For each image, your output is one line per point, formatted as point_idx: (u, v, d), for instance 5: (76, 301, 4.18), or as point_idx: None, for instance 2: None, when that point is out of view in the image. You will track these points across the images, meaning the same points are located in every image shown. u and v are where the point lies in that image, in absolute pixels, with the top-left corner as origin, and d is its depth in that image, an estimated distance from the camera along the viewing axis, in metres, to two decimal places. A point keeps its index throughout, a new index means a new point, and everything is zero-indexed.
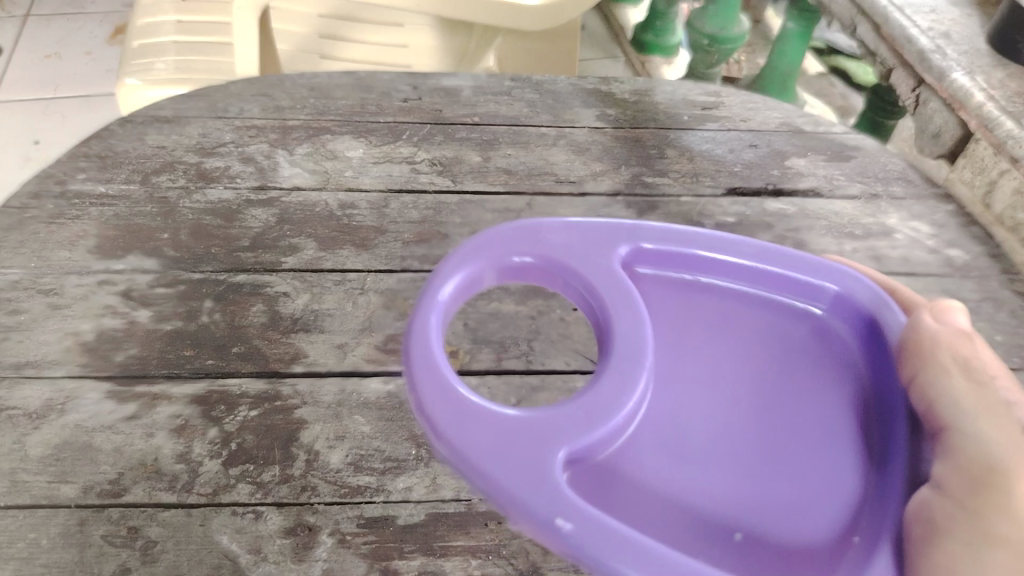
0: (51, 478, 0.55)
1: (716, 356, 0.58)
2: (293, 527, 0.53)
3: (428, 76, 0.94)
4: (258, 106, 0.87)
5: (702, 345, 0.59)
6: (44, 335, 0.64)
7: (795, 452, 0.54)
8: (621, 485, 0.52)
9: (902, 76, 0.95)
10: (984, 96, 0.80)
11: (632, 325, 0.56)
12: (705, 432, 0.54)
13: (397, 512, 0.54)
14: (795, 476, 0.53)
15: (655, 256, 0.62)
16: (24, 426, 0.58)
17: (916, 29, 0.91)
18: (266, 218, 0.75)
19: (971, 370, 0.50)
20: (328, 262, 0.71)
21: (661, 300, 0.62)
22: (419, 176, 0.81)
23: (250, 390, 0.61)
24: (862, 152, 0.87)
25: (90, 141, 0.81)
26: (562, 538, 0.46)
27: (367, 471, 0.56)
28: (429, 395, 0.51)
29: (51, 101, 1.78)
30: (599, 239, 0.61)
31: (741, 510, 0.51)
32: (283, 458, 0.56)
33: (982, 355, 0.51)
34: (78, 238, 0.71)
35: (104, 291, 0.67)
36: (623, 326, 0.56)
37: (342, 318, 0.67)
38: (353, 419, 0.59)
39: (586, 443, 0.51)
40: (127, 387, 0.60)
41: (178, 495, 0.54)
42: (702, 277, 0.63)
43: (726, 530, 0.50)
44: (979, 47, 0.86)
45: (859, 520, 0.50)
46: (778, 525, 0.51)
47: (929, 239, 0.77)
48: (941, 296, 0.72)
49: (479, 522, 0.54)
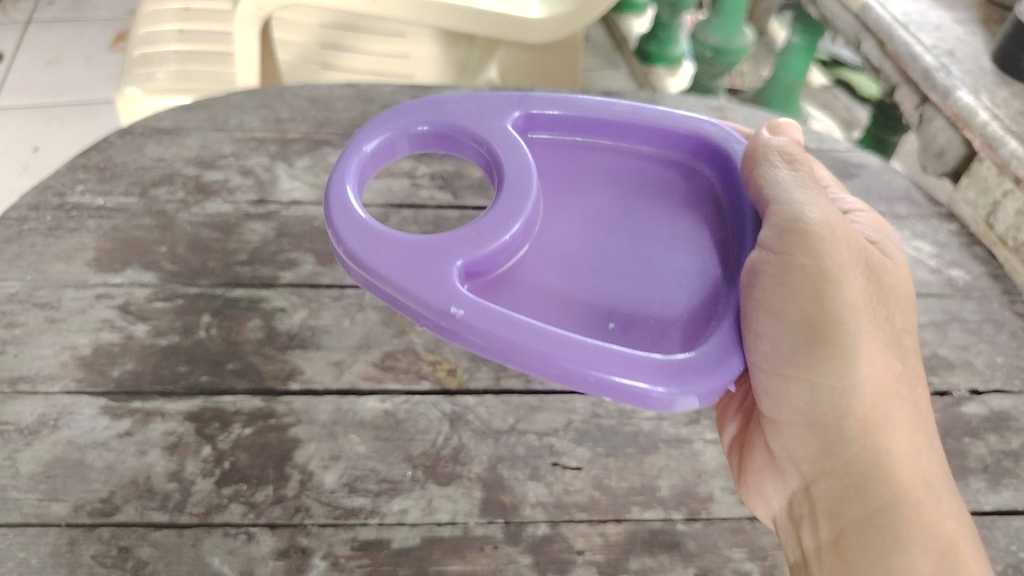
0: (42, 495, 0.54)
1: (597, 191, 0.66)
2: (285, 549, 0.52)
3: (430, 89, 0.93)
4: (258, 117, 0.86)
5: (574, 189, 0.66)
6: (39, 349, 0.63)
7: (653, 258, 0.61)
8: (510, 288, 0.59)
9: (907, 93, 0.95)
10: (988, 115, 0.79)
11: (520, 168, 0.62)
12: (578, 246, 0.61)
13: (391, 535, 0.53)
14: (649, 274, 0.60)
15: (543, 121, 0.68)
16: (17, 442, 0.57)
17: (920, 47, 0.90)
18: (264, 232, 0.74)
19: (794, 163, 0.61)
20: (326, 277, 0.71)
21: (550, 158, 0.68)
22: (420, 191, 0.80)
23: (245, 407, 0.60)
24: (866, 169, 0.87)
25: (89, 152, 0.80)
26: (454, 321, 0.53)
27: (362, 493, 0.55)
28: (346, 230, 0.56)
29: (52, 108, 1.78)
30: (494, 105, 0.67)
31: (600, 306, 0.58)
32: (277, 478, 0.56)
33: (808, 158, 0.63)
34: (74, 251, 0.71)
35: (100, 304, 0.67)
36: (512, 163, 0.62)
37: (339, 334, 0.66)
38: (348, 439, 0.58)
39: (481, 256, 0.57)
40: (121, 403, 0.60)
41: (170, 515, 0.54)
42: (593, 139, 0.69)
43: (593, 319, 0.57)
44: (984, 65, 0.85)
45: (714, 305, 0.59)
46: (646, 310, 0.58)
47: (933, 259, 0.77)
48: (944, 318, 0.71)
49: (474, 546, 0.53)
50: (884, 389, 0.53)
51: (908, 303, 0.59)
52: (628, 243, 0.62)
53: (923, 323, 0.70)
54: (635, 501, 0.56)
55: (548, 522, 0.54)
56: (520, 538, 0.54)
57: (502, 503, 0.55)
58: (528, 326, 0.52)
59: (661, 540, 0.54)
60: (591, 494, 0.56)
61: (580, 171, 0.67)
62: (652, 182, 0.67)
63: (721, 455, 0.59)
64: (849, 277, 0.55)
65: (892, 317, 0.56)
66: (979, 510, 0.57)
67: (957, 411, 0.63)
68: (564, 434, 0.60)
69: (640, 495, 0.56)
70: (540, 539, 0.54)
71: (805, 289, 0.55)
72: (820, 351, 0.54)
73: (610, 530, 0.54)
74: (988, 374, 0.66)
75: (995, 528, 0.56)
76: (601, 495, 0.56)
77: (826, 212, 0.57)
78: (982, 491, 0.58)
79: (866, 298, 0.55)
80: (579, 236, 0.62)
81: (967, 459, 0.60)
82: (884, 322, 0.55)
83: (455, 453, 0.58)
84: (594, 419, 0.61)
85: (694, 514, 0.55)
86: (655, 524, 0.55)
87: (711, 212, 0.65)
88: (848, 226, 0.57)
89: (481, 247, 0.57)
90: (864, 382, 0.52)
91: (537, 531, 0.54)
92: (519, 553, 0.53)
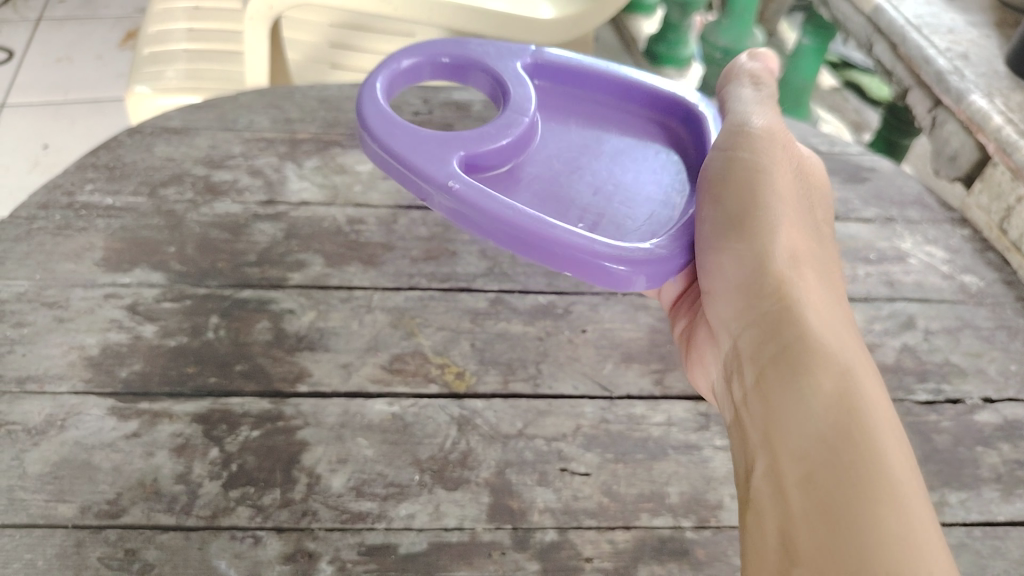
0: (49, 496, 0.54)
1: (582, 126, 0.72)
2: (292, 553, 0.52)
3: (440, 90, 0.93)
4: (267, 117, 0.86)
5: (562, 122, 0.72)
6: (47, 349, 0.63)
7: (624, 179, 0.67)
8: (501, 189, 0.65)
9: (919, 97, 0.94)
10: (1002, 118, 0.78)
11: (520, 94, 0.69)
12: (561, 163, 0.67)
13: (398, 540, 0.53)
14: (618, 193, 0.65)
15: (547, 70, 0.74)
16: (24, 443, 0.57)
17: (933, 50, 0.89)
18: (273, 233, 0.74)
19: (758, 84, 0.68)
20: (334, 279, 0.70)
21: (548, 101, 0.74)
22: None
23: (253, 410, 0.60)
24: (877, 174, 0.86)
25: (99, 151, 0.80)
26: (451, 193, 0.60)
27: (369, 497, 0.55)
28: (372, 119, 0.64)
29: (63, 105, 1.78)
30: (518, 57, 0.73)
31: (571, 207, 0.64)
32: (284, 481, 0.55)
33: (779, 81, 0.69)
34: (83, 250, 0.71)
35: (109, 304, 0.67)
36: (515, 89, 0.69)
37: (348, 337, 0.66)
38: (356, 442, 0.58)
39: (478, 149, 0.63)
40: (129, 404, 0.60)
41: (177, 517, 0.53)
42: (587, 90, 0.74)
43: (562, 216, 0.63)
44: (998, 69, 0.85)
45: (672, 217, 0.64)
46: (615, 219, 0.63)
47: (945, 265, 0.76)
48: (956, 324, 0.70)
49: (482, 552, 0.53)
50: (800, 244, 0.56)
51: (830, 214, 0.63)
52: (605, 168, 0.67)
53: (935, 330, 0.70)
54: (644, 507, 0.55)
55: (556, 528, 0.54)
56: (528, 545, 0.53)
57: (511, 508, 0.55)
58: (508, 208, 0.58)
59: (670, 548, 0.53)
60: (600, 500, 0.56)
61: (571, 112, 0.73)
62: (633, 130, 0.72)
63: (731, 461, 0.58)
64: (777, 164, 0.60)
65: (812, 208, 0.61)
66: (993, 521, 0.56)
67: (969, 419, 0.63)
68: (573, 439, 0.59)
69: (649, 502, 0.56)
70: (547, 545, 0.53)
71: (735, 177, 0.59)
72: (731, 224, 0.58)
73: (619, 537, 0.54)
74: (1001, 382, 0.66)
75: (1008, 538, 0.55)
76: (610, 501, 0.56)
77: (771, 119, 0.63)
78: (995, 501, 0.57)
79: (789, 184, 0.60)
80: (557, 155, 0.68)
81: (980, 467, 0.59)
82: (800, 204, 0.60)
83: (463, 457, 0.58)
84: (603, 424, 0.60)
85: (703, 521, 0.55)
86: (664, 531, 0.54)
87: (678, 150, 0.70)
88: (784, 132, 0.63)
89: (476, 146, 0.63)
90: (784, 234, 0.56)
91: (545, 537, 0.54)
92: (527, 560, 0.52)
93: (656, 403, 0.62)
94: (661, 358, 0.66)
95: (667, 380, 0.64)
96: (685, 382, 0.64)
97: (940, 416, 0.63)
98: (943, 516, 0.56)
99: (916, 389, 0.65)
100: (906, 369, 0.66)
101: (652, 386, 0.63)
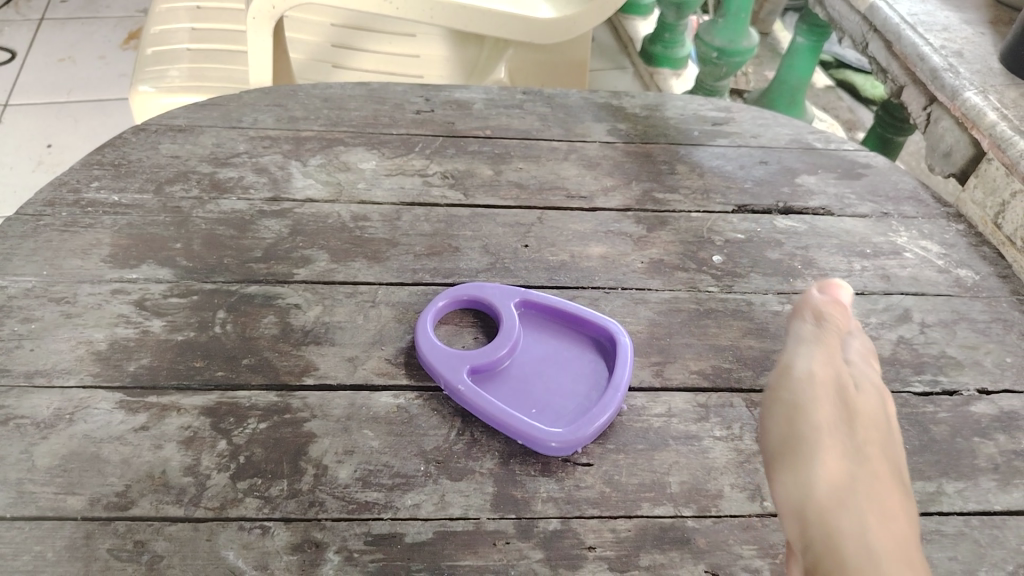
0: (59, 489, 0.55)
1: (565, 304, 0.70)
2: (300, 543, 0.53)
3: (441, 89, 0.94)
4: (271, 116, 0.87)
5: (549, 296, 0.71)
6: (55, 344, 0.64)
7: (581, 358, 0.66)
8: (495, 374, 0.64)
9: (915, 94, 0.95)
10: (997, 115, 0.79)
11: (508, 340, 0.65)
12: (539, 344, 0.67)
13: (405, 529, 0.54)
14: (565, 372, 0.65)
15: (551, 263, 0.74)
16: (34, 436, 0.58)
17: (929, 47, 0.91)
18: (278, 229, 0.75)
19: (823, 321, 0.64)
20: (339, 274, 0.71)
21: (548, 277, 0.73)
22: (431, 189, 0.81)
23: (260, 402, 0.61)
24: (873, 171, 0.87)
25: (105, 150, 0.82)
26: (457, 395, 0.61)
27: (375, 487, 0.56)
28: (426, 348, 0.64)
29: (66, 105, 1.79)
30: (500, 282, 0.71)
31: (531, 400, 0.63)
32: (291, 472, 0.56)
33: (851, 323, 0.65)
34: (90, 247, 0.72)
35: (116, 300, 0.68)
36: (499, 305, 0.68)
37: (352, 330, 0.67)
38: (362, 434, 0.59)
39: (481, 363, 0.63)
40: (137, 398, 0.61)
41: (186, 509, 0.54)
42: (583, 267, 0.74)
43: (524, 409, 0.62)
44: (992, 66, 0.86)
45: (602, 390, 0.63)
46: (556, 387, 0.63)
47: (941, 259, 0.77)
48: (952, 318, 0.71)
49: (487, 541, 0.54)
50: (855, 485, 0.52)
51: (894, 447, 0.56)
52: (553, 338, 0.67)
53: (932, 323, 0.71)
54: (645, 497, 0.56)
55: (559, 518, 0.55)
56: (532, 534, 0.54)
57: (514, 498, 0.56)
58: (500, 411, 0.59)
59: (671, 536, 0.54)
60: (602, 490, 0.57)
61: (529, 317, 0.69)
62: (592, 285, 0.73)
63: (731, 452, 0.59)
64: (819, 370, 0.59)
65: (863, 440, 0.55)
66: (989, 509, 0.57)
67: (966, 410, 0.64)
68: None
69: (650, 492, 0.57)
70: (551, 534, 0.54)
71: (795, 410, 0.56)
72: (773, 461, 0.54)
73: (621, 526, 0.55)
74: (997, 374, 0.67)
75: (1005, 527, 0.56)
76: (612, 491, 0.57)
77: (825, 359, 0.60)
78: (992, 490, 0.58)
79: (833, 418, 0.56)
80: (525, 368, 0.65)
81: (977, 457, 0.60)
82: (862, 445, 0.54)
83: (467, 449, 0.59)
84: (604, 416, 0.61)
85: (704, 510, 0.56)
86: (665, 520, 0.55)
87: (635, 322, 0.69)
88: (830, 340, 0.62)
89: (472, 363, 0.63)
90: (842, 483, 0.52)
91: (548, 526, 0.54)
92: (531, 549, 0.53)
93: (657, 395, 0.63)
94: (660, 351, 0.67)
95: (666, 372, 0.65)
96: (684, 374, 0.65)
97: (936, 408, 0.63)
98: (940, 505, 0.57)
99: (912, 380, 0.66)
100: (903, 361, 0.67)
101: (652, 378, 0.64)
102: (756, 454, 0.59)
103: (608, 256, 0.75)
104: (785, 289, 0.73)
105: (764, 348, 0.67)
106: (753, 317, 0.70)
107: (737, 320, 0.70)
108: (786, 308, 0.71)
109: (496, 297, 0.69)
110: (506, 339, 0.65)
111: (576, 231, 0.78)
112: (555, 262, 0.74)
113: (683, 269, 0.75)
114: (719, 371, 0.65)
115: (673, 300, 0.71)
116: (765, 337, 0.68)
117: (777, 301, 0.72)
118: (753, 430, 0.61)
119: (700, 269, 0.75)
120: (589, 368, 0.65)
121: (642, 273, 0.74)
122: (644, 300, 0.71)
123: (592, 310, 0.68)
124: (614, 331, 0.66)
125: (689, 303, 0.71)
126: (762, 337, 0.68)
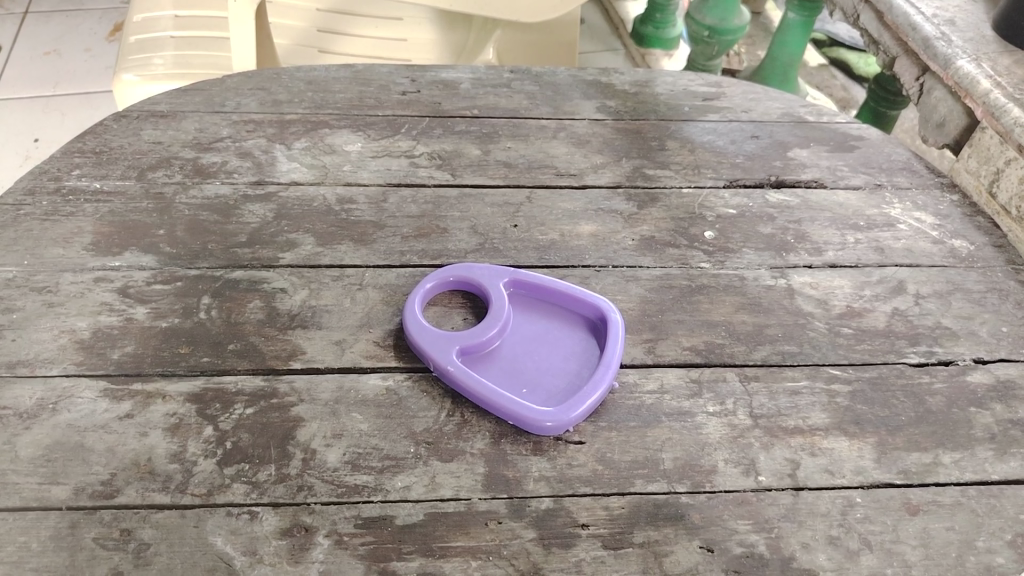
0: (42, 479, 0.54)
1: None
2: (289, 528, 0.52)
3: (428, 70, 0.93)
4: (254, 100, 0.86)
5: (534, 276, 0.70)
6: (37, 334, 0.63)
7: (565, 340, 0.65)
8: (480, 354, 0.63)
9: (907, 65, 0.95)
10: (990, 83, 0.78)
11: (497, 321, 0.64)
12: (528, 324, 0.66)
13: (395, 511, 0.53)
14: (551, 354, 0.64)
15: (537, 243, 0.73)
16: (17, 426, 0.57)
17: (920, 17, 0.90)
18: (263, 214, 0.74)
19: None
20: (326, 258, 0.70)
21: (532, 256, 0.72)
22: (419, 170, 0.80)
23: (247, 388, 0.60)
24: (866, 143, 0.86)
25: (86, 137, 0.81)
26: (447, 376, 0.60)
27: (365, 470, 0.55)
28: (415, 327, 0.63)
29: (53, 98, 1.77)
30: (489, 263, 0.70)
31: (522, 380, 0.62)
32: (280, 456, 0.56)
33: None
34: (72, 235, 0.71)
35: (99, 288, 0.67)
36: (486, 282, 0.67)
37: (339, 313, 0.66)
38: (350, 417, 0.58)
39: (470, 343, 0.62)
40: (121, 385, 0.60)
41: (172, 496, 0.53)
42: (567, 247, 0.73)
43: (516, 389, 0.61)
44: (985, 33, 0.85)
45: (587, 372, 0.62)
46: (544, 375, 0.62)
47: (935, 231, 0.76)
48: (947, 288, 0.71)
49: (478, 521, 0.53)
50: None
51: None
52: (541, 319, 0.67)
53: (926, 294, 0.70)
54: (638, 473, 0.55)
55: (552, 496, 0.54)
56: (524, 513, 0.53)
57: (506, 478, 0.55)
58: (490, 392, 0.58)
59: (665, 513, 0.53)
60: (594, 468, 0.56)
61: (520, 297, 0.68)
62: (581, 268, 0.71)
63: (724, 427, 0.58)
64: None
65: None
66: (987, 479, 0.56)
67: (962, 380, 0.63)
68: None
69: (643, 469, 0.56)
70: (543, 513, 0.53)
71: None
72: None
73: (614, 504, 0.54)
74: (993, 343, 0.66)
75: (1003, 497, 0.55)
76: (604, 469, 0.56)
77: None
78: (989, 460, 0.57)
79: None
80: (516, 348, 0.64)
81: (974, 428, 0.59)
82: None
83: (458, 429, 0.58)
84: None
85: (697, 486, 0.55)
86: (658, 497, 0.54)
87: (627, 306, 0.68)
88: None
89: (462, 344, 0.62)
90: None
91: (541, 505, 0.54)
92: (522, 528, 0.52)
93: (649, 371, 0.62)
94: (652, 328, 0.66)
95: (659, 349, 0.64)
96: (676, 351, 0.64)
97: (932, 378, 0.63)
98: (937, 476, 0.56)
99: (907, 352, 0.65)
100: (899, 333, 0.66)
101: (644, 355, 0.64)
102: (750, 429, 0.58)
103: (598, 234, 0.74)
104: (778, 263, 0.72)
105: (758, 323, 0.66)
106: (746, 291, 0.69)
107: (729, 295, 0.69)
108: (779, 282, 0.70)
109: (484, 277, 0.68)
110: (496, 321, 0.64)
111: (566, 209, 0.77)
112: (545, 240, 0.73)
113: (675, 245, 0.74)
114: (711, 347, 0.64)
115: (665, 277, 0.70)
116: (758, 311, 0.67)
117: (769, 276, 0.71)
118: (746, 405, 0.60)
119: (692, 245, 0.74)
120: (579, 346, 0.64)
121: (634, 249, 0.73)
122: (636, 277, 0.70)
123: (582, 288, 0.67)
124: (606, 310, 0.65)
125: (681, 280, 0.70)
126: (755, 311, 0.67)
